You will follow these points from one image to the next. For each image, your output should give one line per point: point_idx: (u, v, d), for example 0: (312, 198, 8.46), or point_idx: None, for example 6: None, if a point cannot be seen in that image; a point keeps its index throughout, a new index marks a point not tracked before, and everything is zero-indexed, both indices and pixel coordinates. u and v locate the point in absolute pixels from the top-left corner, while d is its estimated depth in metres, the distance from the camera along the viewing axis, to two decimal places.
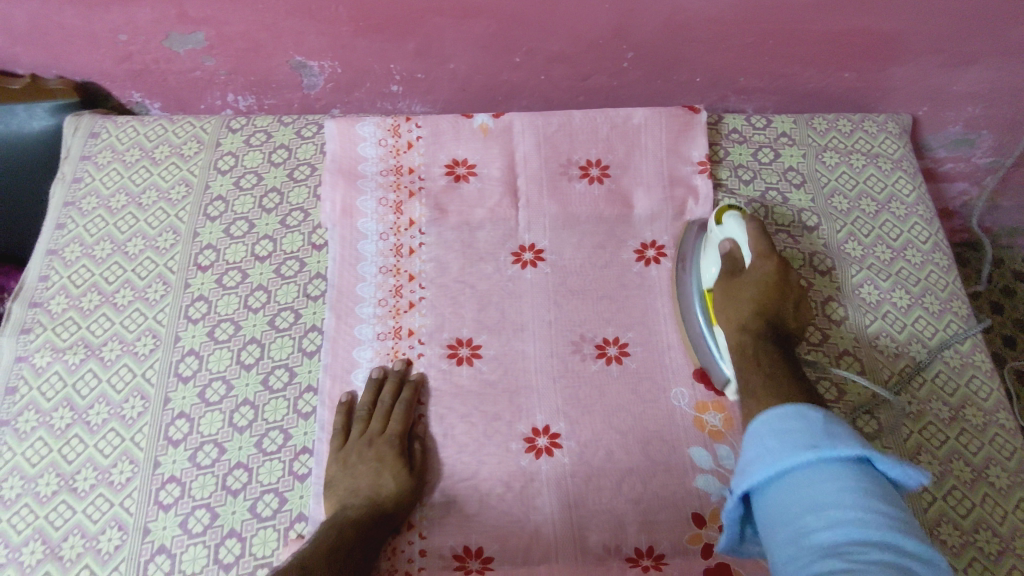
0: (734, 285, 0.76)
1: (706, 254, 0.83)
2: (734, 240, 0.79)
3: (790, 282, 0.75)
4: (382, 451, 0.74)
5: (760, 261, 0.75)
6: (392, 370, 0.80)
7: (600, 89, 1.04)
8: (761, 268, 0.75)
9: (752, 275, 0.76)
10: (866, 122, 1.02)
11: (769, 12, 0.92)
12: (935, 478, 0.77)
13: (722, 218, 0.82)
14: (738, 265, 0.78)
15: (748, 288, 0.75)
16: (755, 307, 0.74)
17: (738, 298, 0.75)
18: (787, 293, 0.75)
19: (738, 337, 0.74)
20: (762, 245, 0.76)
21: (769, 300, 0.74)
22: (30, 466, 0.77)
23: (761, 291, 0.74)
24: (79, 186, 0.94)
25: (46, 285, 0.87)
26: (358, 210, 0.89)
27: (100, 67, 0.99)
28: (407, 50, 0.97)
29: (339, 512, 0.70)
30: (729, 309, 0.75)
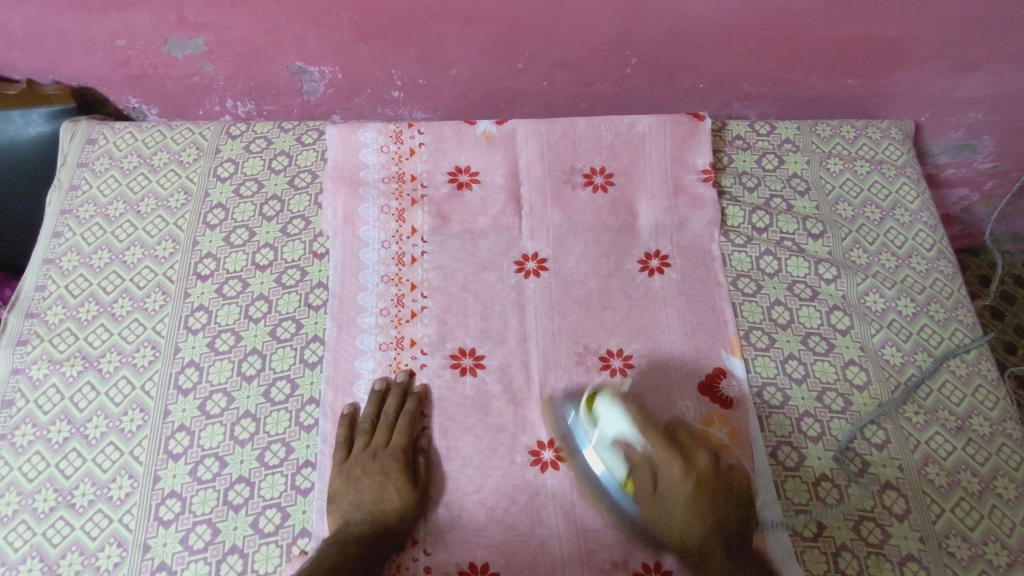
0: (660, 492, 0.69)
1: (600, 454, 0.74)
2: (627, 439, 0.71)
3: (701, 465, 0.69)
4: (386, 466, 0.73)
5: (674, 478, 0.68)
6: (395, 382, 0.79)
7: (603, 95, 1.03)
8: (680, 485, 0.68)
9: (663, 471, 0.69)
10: (870, 128, 1.01)
11: (774, 18, 0.91)
12: (943, 489, 0.77)
13: (595, 414, 0.74)
14: (644, 469, 0.70)
15: (669, 492, 0.68)
16: (690, 509, 0.67)
17: (671, 521, 0.68)
18: (705, 468, 0.69)
19: (692, 556, 0.67)
20: (665, 451, 0.69)
21: (698, 494, 0.67)
22: (27, 481, 0.75)
23: (694, 512, 0.67)
24: (76, 193, 0.93)
25: (43, 295, 0.86)
26: (360, 218, 0.88)
27: (98, 72, 0.97)
28: (408, 56, 0.96)
29: (343, 527, 0.69)
30: (663, 519, 0.69)
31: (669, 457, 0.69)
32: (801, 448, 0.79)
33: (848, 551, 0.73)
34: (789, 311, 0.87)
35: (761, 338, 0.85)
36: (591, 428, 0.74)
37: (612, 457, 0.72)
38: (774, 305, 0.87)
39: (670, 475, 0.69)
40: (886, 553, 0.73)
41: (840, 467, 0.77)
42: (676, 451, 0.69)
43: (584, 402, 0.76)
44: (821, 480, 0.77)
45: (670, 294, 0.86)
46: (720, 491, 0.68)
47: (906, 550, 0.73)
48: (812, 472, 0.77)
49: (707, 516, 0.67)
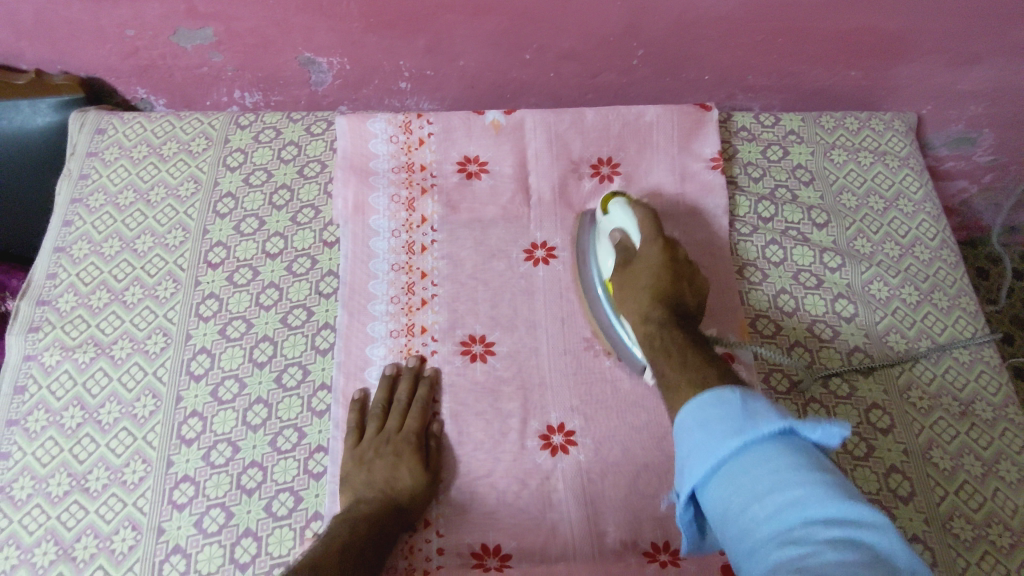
0: (641, 256, 0.75)
1: (601, 245, 0.82)
2: (625, 228, 0.78)
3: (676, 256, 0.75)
4: (399, 448, 0.73)
5: (648, 244, 0.75)
6: (406, 368, 0.80)
7: (609, 86, 1.04)
8: (650, 257, 0.75)
9: (644, 254, 0.75)
10: (873, 120, 1.02)
11: (780, 10, 0.92)
12: (948, 473, 0.78)
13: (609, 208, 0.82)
14: (630, 251, 0.77)
15: (643, 266, 0.75)
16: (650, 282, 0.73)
17: (636, 288, 0.74)
18: (678, 267, 0.75)
19: (642, 323, 0.72)
20: (648, 232, 0.76)
21: (662, 275, 0.73)
22: (41, 465, 0.76)
23: (653, 286, 0.73)
24: (86, 183, 0.93)
25: (53, 283, 0.86)
26: (370, 206, 0.89)
27: (106, 62, 0.98)
28: (416, 47, 0.96)
29: (353, 506, 0.70)
30: (629, 290, 0.75)
31: (652, 243, 0.75)
32: None
33: None
34: (794, 299, 0.88)
35: (767, 326, 0.86)
36: (603, 219, 0.82)
37: (605, 247, 0.81)
38: (779, 293, 0.88)
39: (648, 257, 0.75)
40: None
41: (845, 451, 0.79)
42: (660, 238, 0.76)
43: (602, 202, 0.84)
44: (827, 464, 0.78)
45: None
46: (682, 284, 0.74)
47: (912, 533, 0.74)
48: None
49: (660, 296, 0.72)
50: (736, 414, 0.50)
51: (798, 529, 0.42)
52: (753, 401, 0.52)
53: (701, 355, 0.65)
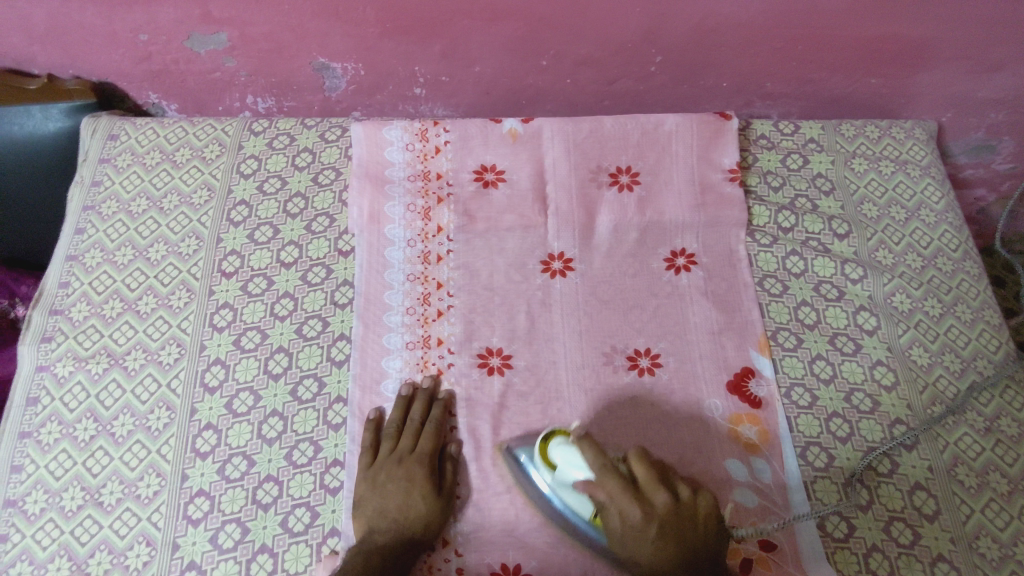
0: (629, 541, 0.64)
1: (560, 497, 0.69)
2: (588, 482, 0.66)
3: (661, 509, 0.64)
4: (412, 472, 0.72)
5: (635, 528, 0.64)
6: (421, 387, 0.78)
7: (626, 93, 1.03)
8: (644, 537, 0.63)
9: (626, 517, 0.64)
10: (893, 128, 1.01)
11: (802, 17, 0.91)
12: (973, 490, 0.76)
13: (551, 461, 0.69)
14: (605, 508, 0.66)
15: (638, 554, 0.64)
16: (664, 567, 0.63)
17: (637, 556, 0.64)
18: (673, 516, 0.64)
19: None
20: (623, 497, 0.64)
21: (665, 538, 0.63)
22: (54, 479, 0.75)
23: (664, 543, 0.63)
24: (99, 189, 0.92)
25: (66, 292, 0.85)
26: (386, 216, 0.88)
27: (119, 67, 0.97)
28: (432, 53, 0.95)
29: (368, 535, 0.68)
30: (628, 542, 0.64)
31: (630, 503, 0.64)
32: (830, 448, 0.78)
33: (878, 552, 0.73)
34: (815, 312, 0.87)
35: (789, 339, 0.85)
36: (545, 473, 0.70)
37: (579, 499, 0.68)
38: (800, 305, 0.87)
39: (635, 527, 0.64)
40: (917, 554, 0.73)
41: (869, 467, 0.77)
42: (636, 495, 0.65)
43: (537, 447, 0.71)
44: (850, 480, 0.76)
45: (696, 294, 0.86)
46: (688, 527, 0.64)
47: (937, 551, 0.73)
48: (841, 473, 0.77)
49: (680, 573, 0.62)
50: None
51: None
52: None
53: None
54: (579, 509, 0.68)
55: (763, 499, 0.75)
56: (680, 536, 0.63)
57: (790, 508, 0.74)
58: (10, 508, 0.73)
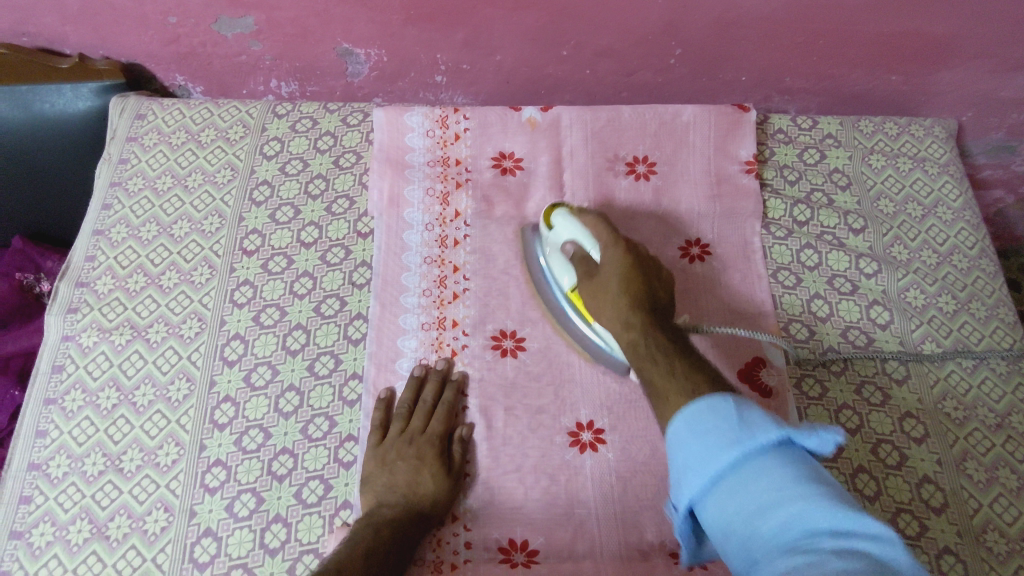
0: (600, 291, 0.72)
1: (553, 262, 0.80)
2: (577, 240, 0.76)
3: (637, 253, 0.73)
4: (422, 450, 0.73)
5: (609, 266, 0.72)
6: (434, 369, 0.79)
7: (645, 85, 1.03)
8: (614, 261, 0.72)
9: (606, 256, 0.73)
10: (913, 125, 1.01)
11: (823, 11, 0.91)
12: (982, 484, 0.77)
13: (552, 222, 0.80)
14: (589, 261, 0.75)
15: (608, 280, 0.71)
16: (618, 284, 0.70)
17: (606, 300, 0.70)
18: (641, 266, 0.72)
19: (622, 328, 0.67)
20: (606, 237, 0.74)
21: (632, 274, 0.70)
22: (76, 445, 0.77)
23: (624, 287, 0.69)
24: (126, 167, 0.94)
25: (93, 265, 0.88)
26: (405, 199, 0.89)
27: (147, 48, 0.99)
28: (455, 40, 0.96)
29: (376, 508, 0.69)
30: (598, 299, 0.71)
31: (613, 246, 0.73)
32: (839, 439, 0.79)
33: None
34: (828, 305, 0.87)
35: (801, 330, 0.85)
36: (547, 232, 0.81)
37: (563, 267, 0.78)
38: (813, 298, 0.87)
39: (611, 265, 0.72)
40: (924, 546, 0.73)
41: (877, 459, 0.78)
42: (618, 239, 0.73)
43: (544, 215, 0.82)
44: (858, 471, 0.77)
45: (710, 283, 0.87)
46: (655, 281, 0.71)
47: (944, 544, 0.73)
48: (850, 464, 0.77)
49: (632, 298, 0.68)
50: (731, 424, 0.48)
51: (802, 540, 0.42)
52: (747, 411, 0.49)
53: (679, 344, 0.63)
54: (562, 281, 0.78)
55: None
56: (641, 291, 0.69)
57: None
58: (34, 472, 0.76)
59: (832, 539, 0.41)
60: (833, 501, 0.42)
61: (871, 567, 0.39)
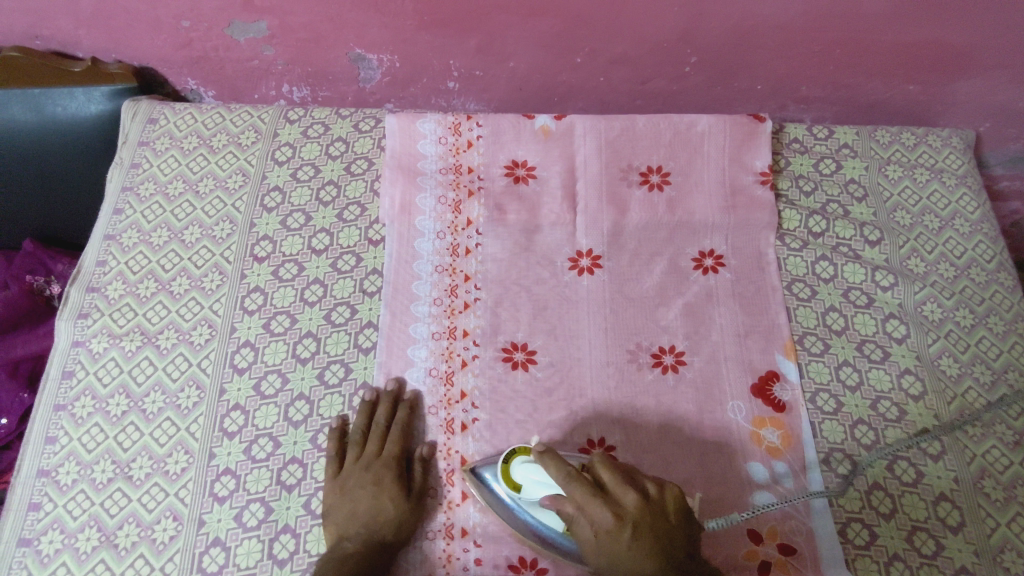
0: (606, 552, 0.59)
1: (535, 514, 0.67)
2: (556, 497, 0.63)
3: (631, 507, 0.60)
4: (379, 475, 0.72)
5: (608, 530, 0.59)
6: (384, 391, 0.78)
7: (658, 93, 1.03)
8: (619, 530, 0.59)
9: (596, 521, 0.60)
10: (930, 136, 1.00)
11: (842, 21, 0.90)
12: (1000, 503, 0.75)
13: (519, 484, 0.67)
14: (578, 523, 0.61)
15: (617, 552, 0.59)
16: (638, 561, 0.58)
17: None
18: (646, 512, 0.60)
19: None
20: (588, 501, 0.60)
21: (642, 534, 0.59)
22: (86, 451, 0.76)
23: (641, 547, 0.58)
24: (137, 171, 0.94)
25: (103, 270, 0.87)
26: (417, 207, 0.89)
27: (160, 52, 0.98)
28: (468, 47, 0.96)
29: (338, 542, 0.68)
30: (606, 557, 0.59)
31: (601, 505, 0.60)
32: (854, 455, 0.78)
33: (900, 561, 0.72)
34: (844, 318, 0.86)
35: (816, 344, 0.84)
36: (516, 490, 0.68)
37: (550, 515, 0.66)
38: (828, 311, 0.86)
39: (608, 527, 0.59)
40: (940, 565, 0.72)
41: (893, 476, 0.77)
42: (603, 498, 0.60)
43: (504, 465, 0.69)
44: (873, 489, 0.76)
45: (724, 294, 0.86)
46: (666, 519, 0.60)
47: (960, 563, 0.72)
48: (864, 481, 0.76)
49: (659, 560, 0.58)
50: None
51: None
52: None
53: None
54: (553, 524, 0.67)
55: (784, 503, 0.74)
56: (662, 542, 0.59)
57: (812, 514, 0.74)
58: (43, 478, 0.75)
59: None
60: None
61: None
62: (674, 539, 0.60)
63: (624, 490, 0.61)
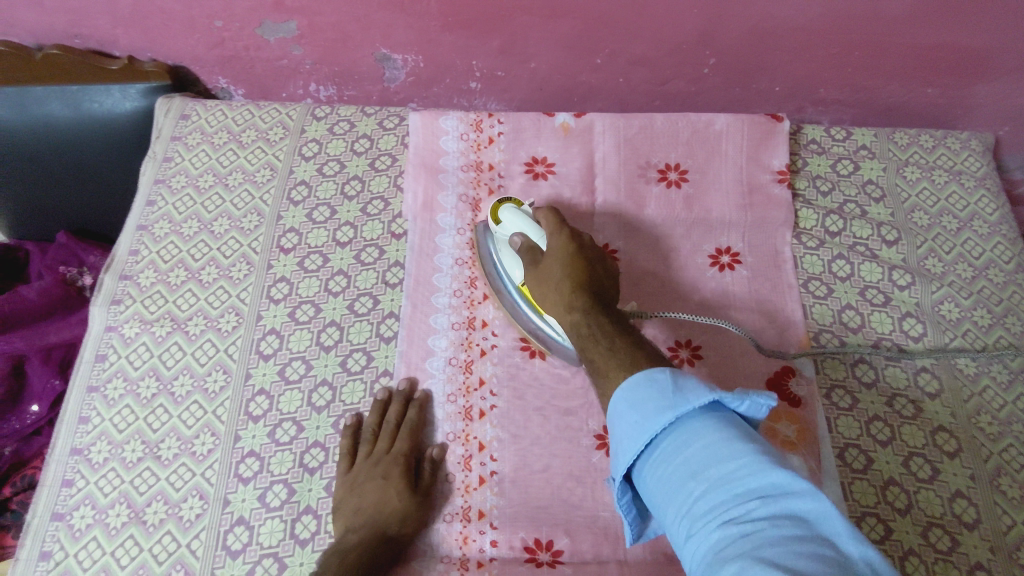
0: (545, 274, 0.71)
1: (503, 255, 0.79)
2: (524, 233, 0.75)
3: (584, 241, 0.72)
4: (386, 470, 0.73)
5: (557, 249, 0.71)
6: (396, 391, 0.79)
7: (677, 94, 1.04)
8: (559, 251, 0.71)
9: (553, 249, 0.71)
10: (949, 138, 1.00)
11: (861, 22, 0.91)
12: (1017, 501, 0.75)
13: (499, 216, 0.78)
14: (537, 253, 0.74)
15: (553, 267, 0.70)
16: (565, 284, 0.68)
17: (548, 289, 0.70)
18: (589, 258, 0.70)
19: (564, 310, 0.66)
20: (553, 233, 0.73)
21: (576, 262, 0.69)
22: (117, 432, 0.79)
23: (570, 273, 0.68)
24: (169, 165, 0.97)
25: (136, 259, 0.90)
26: (438, 203, 0.91)
27: (193, 52, 1.01)
28: (491, 47, 0.98)
29: (343, 534, 0.69)
30: (542, 288, 0.71)
31: (558, 235, 0.72)
32: (870, 451, 0.78)
33: (915, 556, 0.72)
34: (860, 316, 0.87)
35: (832, 340, 0.85)
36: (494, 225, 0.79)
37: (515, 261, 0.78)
38: (844, 309, 0.87)
39: (557, 253, 0.71)
40: (955, 561, 0.72)
41: (909, 472, 0.77)
42: (564, 229, 0.73)
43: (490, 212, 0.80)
44: (889, 484, 0.76)
45: (740, 291, 0.87)
46: (598, 268, 0.70)
47: (976, 560, 0.72)
48: (880, 476, 0.77)
49: (577, 283, 0.67)
50: (664, 392, 0.50)
51: (727, 500, 0.42)
52: (684, 379, 0.51)
53: (622, 326, 0.62)
54: (511, 271, 0.79)
55: None
56: (590, 282, 0.68)
57: None
58: (76, 456, 0.78)
59: (762, 504, 0.41)
60: (751, 450, 0.44)
61: (788, 520, 0.40)
62: (599, 286, 0.69)
63: (582, 237, 0.72)
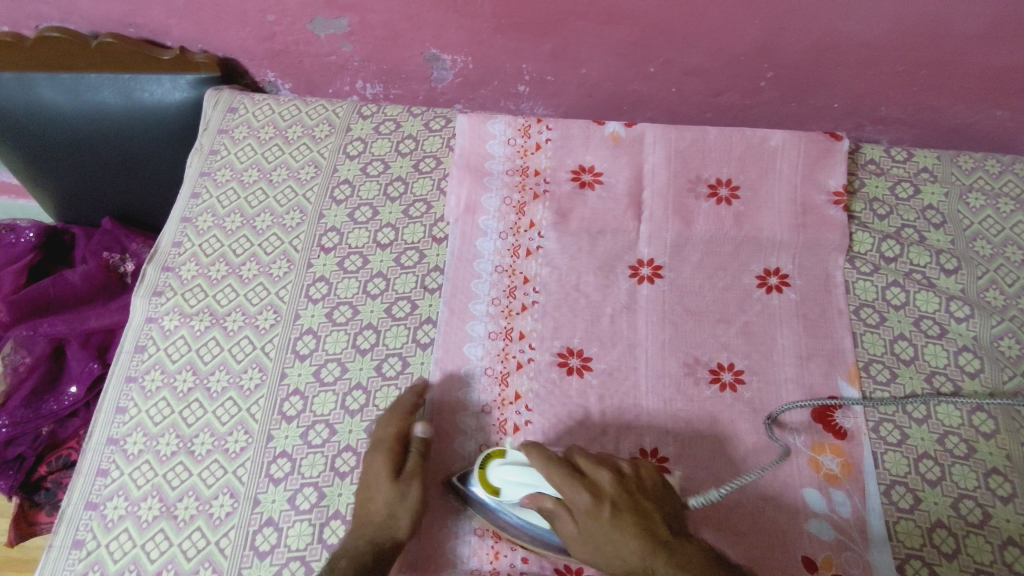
0: (589, 532, 0.62)
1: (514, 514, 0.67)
2: (539, 490, 0.65)
3: (609, 488, 0.64)
4: (375, 474, 0.69)
5: (588, 511, 0.62)
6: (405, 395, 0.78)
7: (731, 106, 1.01)
8: (597, 512, 0.62)
9: (581, 517, 0.63)
10: (1017, 164, 0.95)
11: (932, 39, 0.87)
12: None
13: (495, 484, 0.68)
14: (564, 515, 0.64)
15: (603, 539, 0.62)
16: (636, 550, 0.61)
17: (608, 556, 0.62)
18: (628, 502, 0.63)
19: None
20: (569, 485, 0.63)
21: (624, 520, 0.62)
22: (153, 424, 0.80)
23: (626, 528, 0.62)
24: (215, 158, 0.98)
25: (178, 251, 0.91)
26: (481, 207, 0.89)
27: (243, 45, 1.01)
28: (542, 51, 0.96)
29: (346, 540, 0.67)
30: (603, 550, 0.62)
31: (580, 490, 0.63)
32: (917, 490, 0.75)
33: None
34: (913, 347, 0.83)
35: (882, 372, 0.81)
36: (491, 494, 0.68)
37: (531, 514, 0.66)
38: (897, 339, 0.84)
39: (591, 515, 0.62)
40: None
41: (958, 515, 0.73)
42: (581, 480, 0.64)
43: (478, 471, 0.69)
44: (936, 526, 0.73)
45: (788, 315, 0.84)
46: (644, 502, 0.64)
47: None
48: (927, 517, 0.73)
49: (643, 539, 0.61)
50: None
51: None
52: None
53: None
54: (535, 522, 0.67)
55: (841, 533, 0.72)
56: (654, 529, 0.62)
57: (869, 547, 0.71)
58: (112, 446, 0.79)
59: None
60: None
61: None
62: (659, 524, 0.63)
63: (600, 481, 0.64)
